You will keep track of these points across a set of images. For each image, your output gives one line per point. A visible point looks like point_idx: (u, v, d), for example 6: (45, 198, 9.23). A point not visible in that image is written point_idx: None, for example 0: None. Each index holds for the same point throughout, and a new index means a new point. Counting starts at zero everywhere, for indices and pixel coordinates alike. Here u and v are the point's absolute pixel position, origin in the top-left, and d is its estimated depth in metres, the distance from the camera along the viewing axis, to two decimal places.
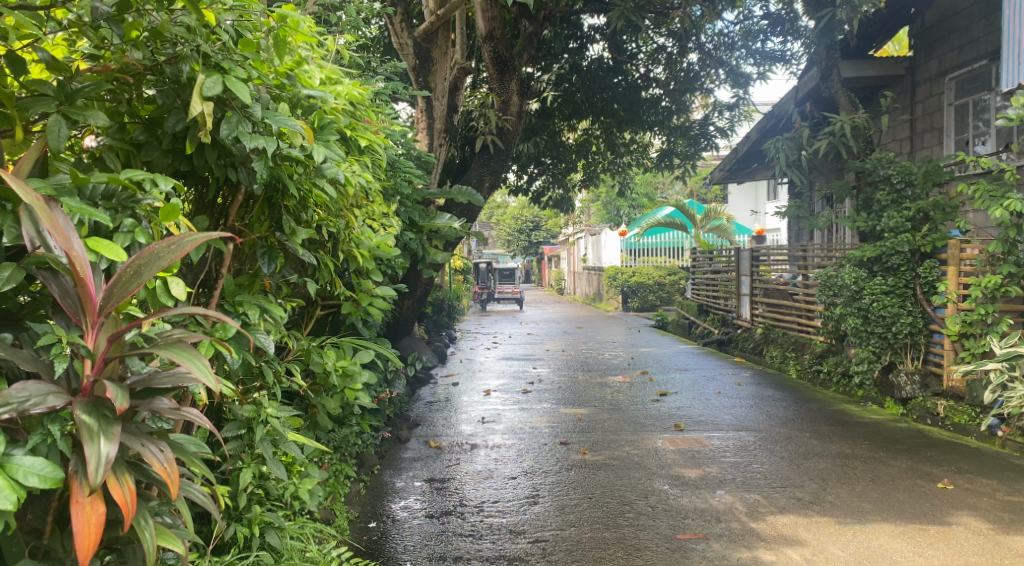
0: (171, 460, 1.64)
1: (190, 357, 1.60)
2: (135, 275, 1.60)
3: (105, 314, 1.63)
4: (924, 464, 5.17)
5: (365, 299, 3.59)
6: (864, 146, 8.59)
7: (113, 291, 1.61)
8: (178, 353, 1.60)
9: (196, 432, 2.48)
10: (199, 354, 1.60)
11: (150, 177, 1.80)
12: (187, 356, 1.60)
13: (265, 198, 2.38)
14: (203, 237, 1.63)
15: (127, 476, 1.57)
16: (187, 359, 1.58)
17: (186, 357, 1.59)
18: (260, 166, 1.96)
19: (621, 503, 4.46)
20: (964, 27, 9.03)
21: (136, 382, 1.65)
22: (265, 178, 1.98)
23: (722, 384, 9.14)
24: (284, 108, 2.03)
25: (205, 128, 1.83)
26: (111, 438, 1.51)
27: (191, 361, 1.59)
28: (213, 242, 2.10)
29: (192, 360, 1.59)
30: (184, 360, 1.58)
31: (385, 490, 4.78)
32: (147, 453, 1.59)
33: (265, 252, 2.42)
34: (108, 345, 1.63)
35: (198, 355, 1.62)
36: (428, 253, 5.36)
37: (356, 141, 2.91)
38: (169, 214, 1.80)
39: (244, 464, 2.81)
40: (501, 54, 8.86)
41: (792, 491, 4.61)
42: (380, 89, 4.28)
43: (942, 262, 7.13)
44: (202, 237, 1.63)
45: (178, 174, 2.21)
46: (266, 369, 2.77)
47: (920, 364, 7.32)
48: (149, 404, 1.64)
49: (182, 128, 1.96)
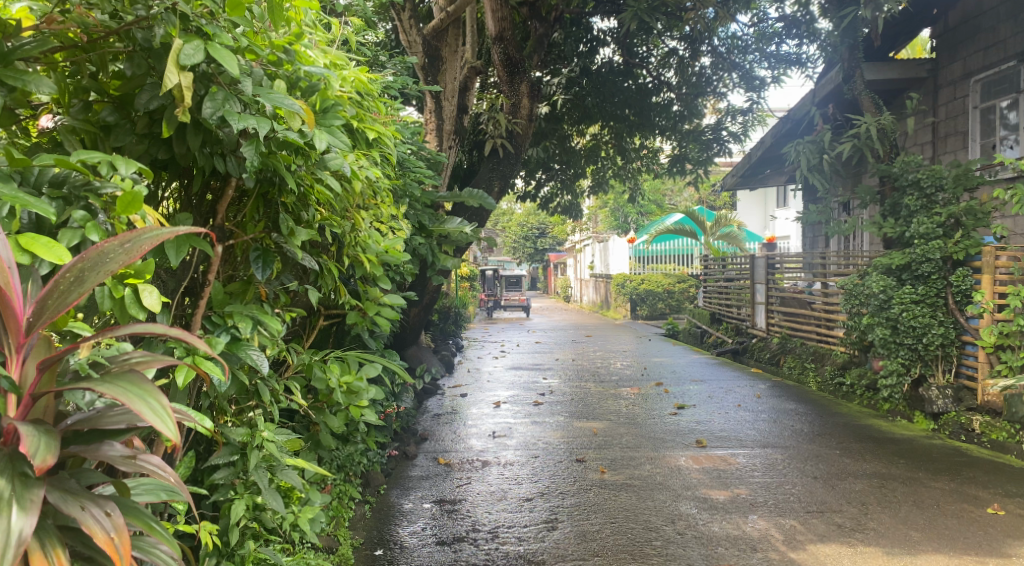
0: (120, 527, 1.39)
1: (143, 395, 1.34)
2: (75, 283, 1.37)
3: (34, 332, 1.39)
4: (968, 486, 4.82)
5: (372, 309, 3.30)
6: (889, 150, 8.28)
7: (48, 302, 1.37)
8: (126, 389, 1.33)
9: (179, 463, 2.19)
10: (156, 390, 1.35)
11: (105, 161, 1.55)
12: (141, 392, 1.34)
13: (259, 194, 2.06)
14: (158, 240, 1.38)
15: (58, 550, 1.37)
16: (138, 399, 1.32)
17: (137, 396, 1.33)
18: (250, 153, 1.66)
19: (647, 529, 4.13)
20: (991, 28, 8.71)
21: (83, 422, 1.46)
22: (255, 167, 1.67)
23: (740, 396, 8.81)
24: (281, 86, 1.73)
25: (182, 104, 1.53)
26: (27, 509, 1.31)
27: (142, 401, 1.32)
28: (194, 241, 1.78)
29: (144, 399, 1.33)
30: (131, 399, 1.31)
31: (392, 513, 4.47)
32: (85, 519, 1.36)
33: (258, 256, 2.09)
34: (39, 376, 1.43)
35: (157, 392, 1.36)
36: (438, 259, 5.06)
37: (365, 134, 2.62)
38: (129, 204, 1.55)
39: (237, 495, 2.48)
40: (512, 55, 8.58)
41: (830, 516, 4.28)
42: (390, 82, 4.00)
43: (976, 270, 6.77)
44: (157, 240, 1.38)
45: (156, 164, 1.91)
46: (262, 388, 2.49)
47: (952, 377, 6.97)
48: (95, 451, 1.43)
49: (155, 107, 1.67)
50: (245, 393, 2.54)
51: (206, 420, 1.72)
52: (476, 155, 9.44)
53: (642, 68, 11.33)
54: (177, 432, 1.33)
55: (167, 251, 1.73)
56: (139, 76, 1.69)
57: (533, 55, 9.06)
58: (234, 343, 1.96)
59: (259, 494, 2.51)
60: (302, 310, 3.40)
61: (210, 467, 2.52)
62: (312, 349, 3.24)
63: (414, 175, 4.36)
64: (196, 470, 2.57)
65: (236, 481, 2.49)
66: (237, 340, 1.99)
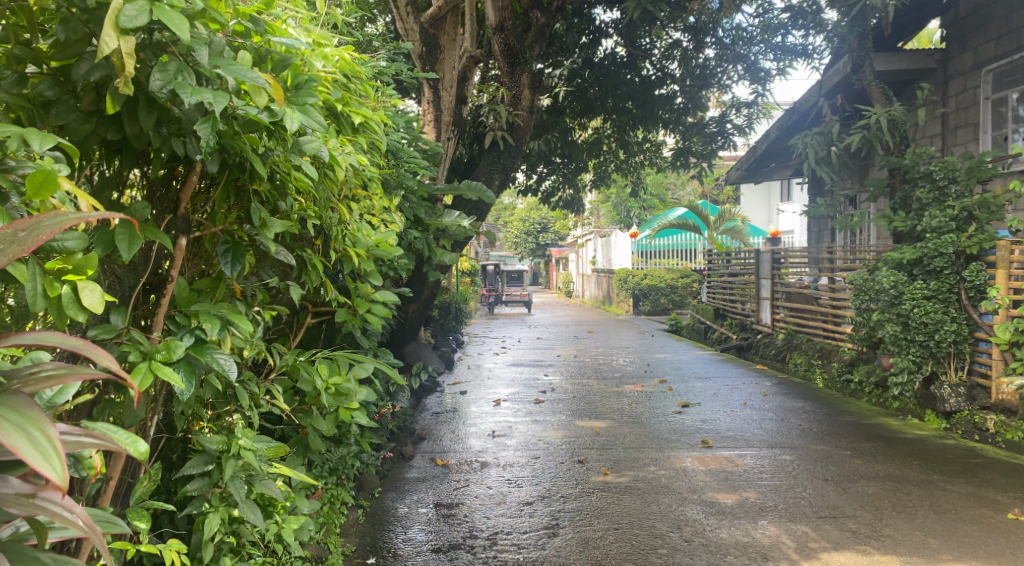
0: None
1: (25, 426, 1.10)
2: None
3: None
4: (986, 490, 4.63)
5: (363, 306, 3.09)
6: (899, 142, 8.06)
7: None
8: (2, 418, 1.09)
9: (144, 475, 2.00)
10: (42, 420, 1.12)
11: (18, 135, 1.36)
12: (23, 421, 1.11)
13: (227, 181, 1.86)
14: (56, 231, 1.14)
15: None
16: (16, 430, 1.08)
17: (15, 426, 1.09)
18: (206, 132, 1.46)
19: (652, 536, 3.95)
20: (1003, 17, 8.48)
21: None
22: (214, 147, 1.47)
23: (746, 393, 8.62)
24: (245, 57, 1.54)
25: (123, 74, 1.34)
26: None
27: (21, 434, 1.09)
28: (144, 232, 1.59)
29: (24, 431, 1.09)
30: (6, 432, 1.07)
31: (387, 518, 4.29)
32: None
33: (227, 250, 1.90)
34: None
35: (42, 421, 1.13)
36: (435, 254, 4.85)
37: (350, 118, 2.43)
38: (41, 185, 1.34)
39: (211, 508, 2.30)
40: (513, 46, 8.38)
41: (844, 522, 4.09)
42: (383, 67, 3.81)
43: (990, 265, 6.55)
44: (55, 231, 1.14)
45: (108, 147, 1.71)
46: (240, 393, 2.32)
47: (965, 375, 6.77)
48: None
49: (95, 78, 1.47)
50: (221, 397, 2.37)
51: (139, 442, 1.42)
52: (476, 149, 9.26)
53: (645, 60, 11.12)
54: (64, 472, 1.11)
55: (117, 244, 1.54)
56: (76, 42, 1.49)
57: (535, 46, 8.87)
58: (198, 345, 1.76)
59: (236, 507, 2.34)
60: (287, 307, 3.22)
61: (184, 477, 2.34)
62: (296, 349, 3.05)
63: (408, 166, 4.17)
64: (168, 480, 2.39)
65: (211, 492, 2.31)
66: (202, 342, 1.79)
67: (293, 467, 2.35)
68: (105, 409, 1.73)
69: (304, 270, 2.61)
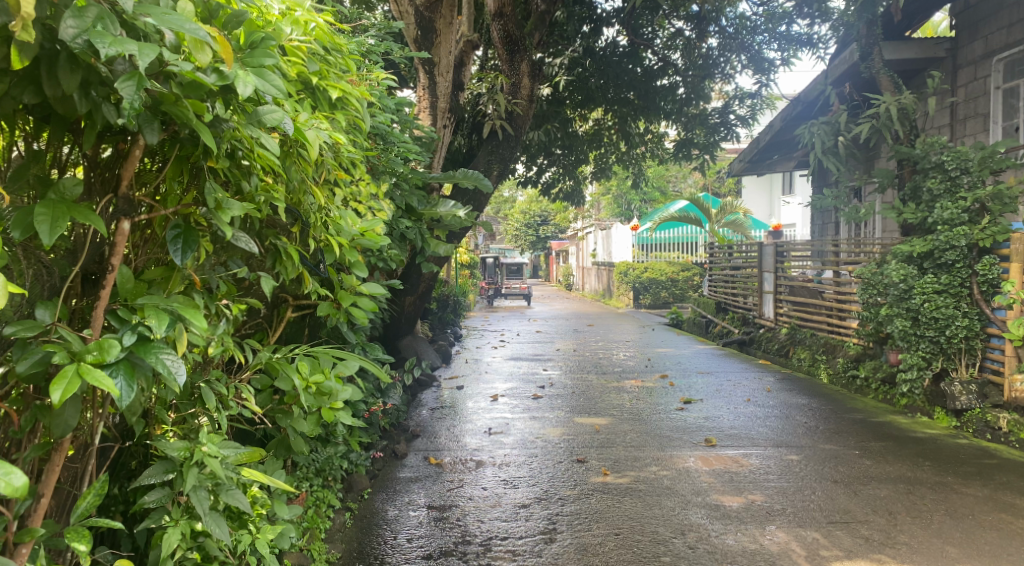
0: None
1: None
2: None
3: None
4: (1003, 493, 4.41)
5: (347, 299, 2.86)
6: (910, 131, 7.83)
7: None
8: None
9: (88, 490, 1.79)
10: None
11: None
12: None
13: (178, 157, 1.66)
14: None
15: None
16: None
17: None
18: (130, 92, 1.27)
19: (654, 542, 3.75)
20: (1015, 4, 8.23)
21: None
22: (138, 108, 1.27)
23: (749, 389, 8.41)
24: (185, 7, 1.34)
25: (23, 17, 1.16)
26: None
27: None
28: (72, 215, 1.38)
29: None
30: None
31: (376, 521, 4.09)
32: None
33: (177, 235, 1.67)
34: None
35: None
36: (429, 245, 4.61)
37: (327, 92, 2.23)
38: None
39: (171, 522, 2.09)
40: (512, 33, 8.11)
41: (857, 528, 3.89)
42: (371, 44, 3.59)
43: (1003, 258, 6.33)
44: None
45: (36, 117, 1.50)
46: (204, 394, 2.11)
47: (976, 372, 6.55)
48: None
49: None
50: (185, 397, 2.17)
51: (13, 474, 1.31)
52: (475, 139, 9.03)
53: (647, 50, 10.86)
54: None
55: (37, 229, 1.35)
56: None
57: (535, 33, 8.61)
58: (142, 345, 1.53)
59: (199, 520, 2.13)
60: (267, 300, 3.01)
61: (144, 486, 2.15)
62: (274, 345, 2.84)
63: (397, 151, 3.93)
64: (128, 489, 2.20)
65: (171, 504, 2.11)
66: (147, 340, 1.56)
67: (264, 476, 2.14)
68: (32, 414, 1.53)
69: (279, 260, 2.40)
